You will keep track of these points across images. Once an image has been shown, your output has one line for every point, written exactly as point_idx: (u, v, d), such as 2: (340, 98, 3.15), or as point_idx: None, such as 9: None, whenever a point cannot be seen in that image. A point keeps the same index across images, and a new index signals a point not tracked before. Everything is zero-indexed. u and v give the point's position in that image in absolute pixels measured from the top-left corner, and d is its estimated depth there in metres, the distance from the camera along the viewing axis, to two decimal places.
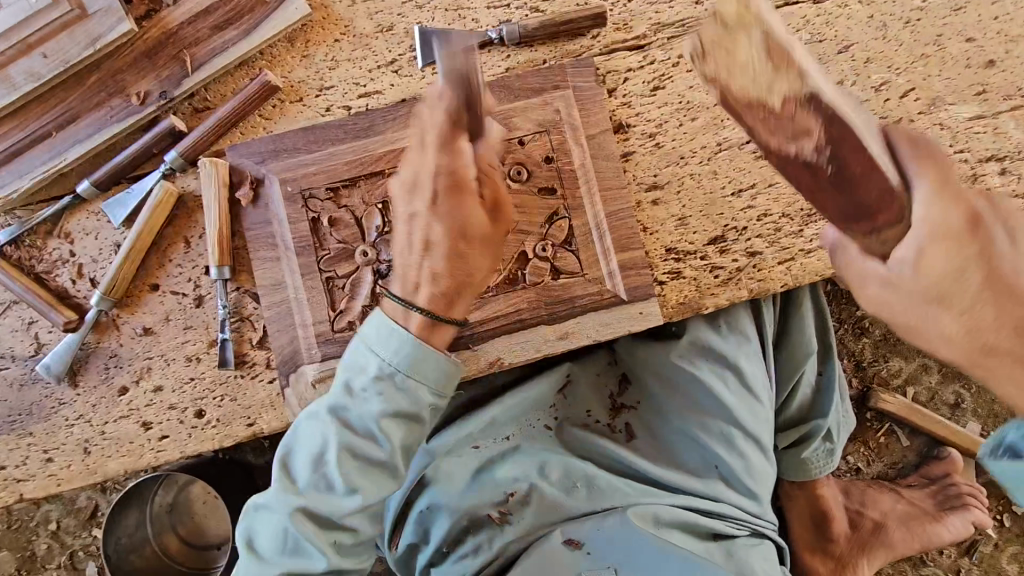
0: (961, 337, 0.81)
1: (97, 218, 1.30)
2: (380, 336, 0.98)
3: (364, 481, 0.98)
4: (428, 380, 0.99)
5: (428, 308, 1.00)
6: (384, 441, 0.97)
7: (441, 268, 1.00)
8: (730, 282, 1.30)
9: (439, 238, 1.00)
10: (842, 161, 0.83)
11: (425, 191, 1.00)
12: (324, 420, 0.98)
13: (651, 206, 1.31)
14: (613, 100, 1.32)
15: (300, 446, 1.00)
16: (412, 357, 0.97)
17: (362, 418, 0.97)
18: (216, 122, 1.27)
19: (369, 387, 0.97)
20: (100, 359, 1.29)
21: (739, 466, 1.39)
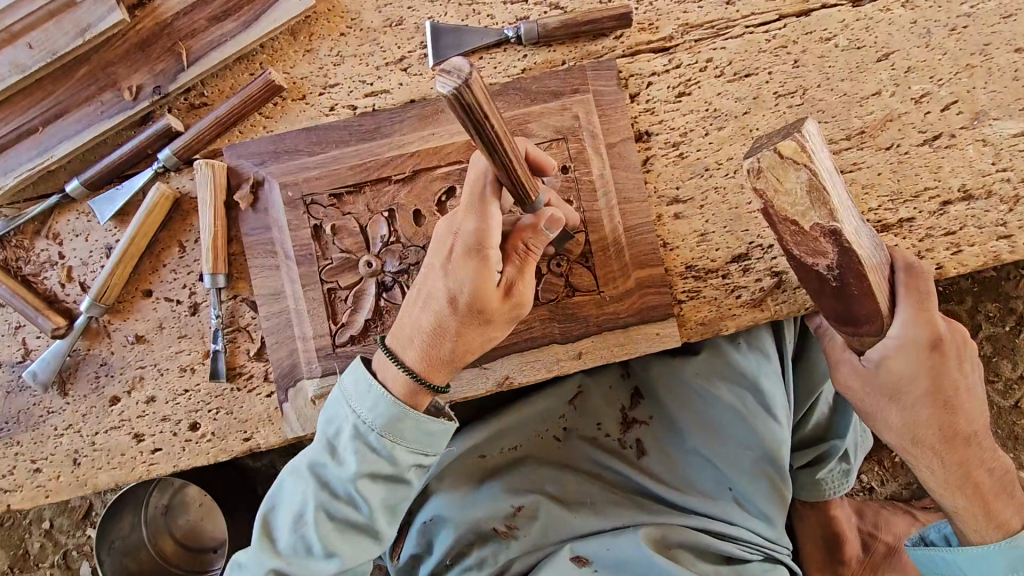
0: (902, 428, 1.07)
1: (87, 218, 1.24)
2: (358, 392, 0.98)
3: (343, 543, 0.99)
4: (407, 441, 0.98)
5: (417, 371, 0.97)
6: (362, 505, 0.98)
7: (436, 332, 0.95)
8: (752, 303, 1.23)
9: (442, 303, 0.94)
10: (843, 281, 0.97)
11: (444, 248, 0.93)
12: (303, 479, 0.99)
13: (673, 221, 1.24)
14: (635, 106, 1.24)
15: (281, 500, 1.02)
16: (388, 417, 0.96)
17: (339, 480, 0.98)
18: (214, 120, 1.20)
19: (348, 447, 0.97)
20: (90, 367, 1.23)
21: (757, 490, 1.34)
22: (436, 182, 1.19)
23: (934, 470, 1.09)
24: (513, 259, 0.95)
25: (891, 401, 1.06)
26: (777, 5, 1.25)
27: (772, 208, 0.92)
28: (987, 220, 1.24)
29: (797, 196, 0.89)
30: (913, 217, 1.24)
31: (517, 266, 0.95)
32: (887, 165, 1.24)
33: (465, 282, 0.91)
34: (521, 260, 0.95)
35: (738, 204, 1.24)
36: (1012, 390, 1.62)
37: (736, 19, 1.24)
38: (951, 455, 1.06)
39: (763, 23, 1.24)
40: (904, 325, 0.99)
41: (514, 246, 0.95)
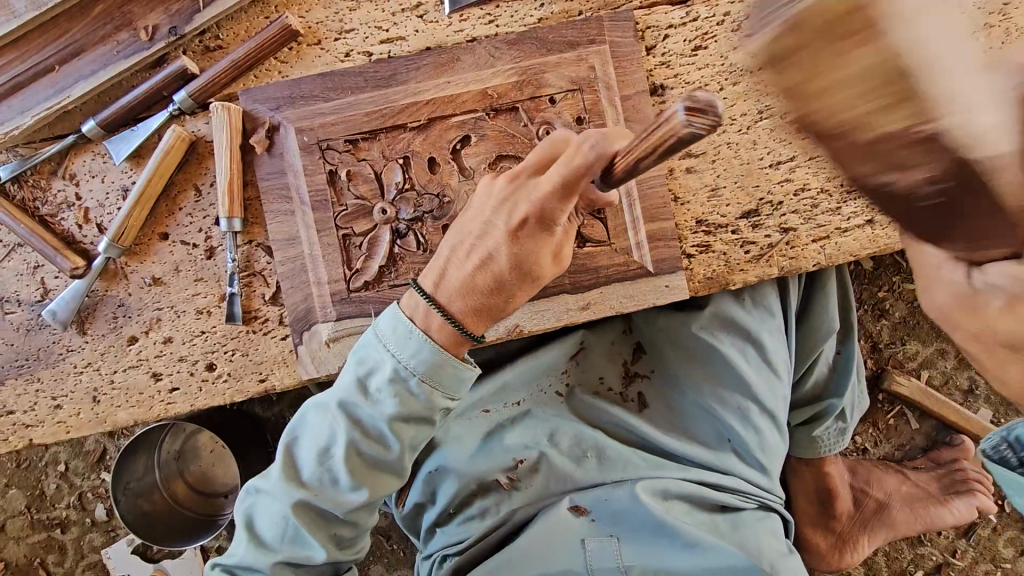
0: None
1: (102, 160, 1.24)
2: (399, 337, 0.99)
3: (369, 477, 1.04)
4: (444, 387, 1.00)
5: (459, 319, 0.98)
6: (391, 444, 1.02)
7: (490, 292, 0.97)
8: (759, 258, 1.25)
9: (502, 266, 0.94)
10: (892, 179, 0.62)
11: (516, 215, 0.92)
12: (333, 414, 1.02)
13: (684, 175, 1.25)
14: (651, 60, 1.24)
15: (305, 432, 1.05)
16: (430, 364, 0.98)
17: (371, 419, 1.01)
18: (230, 63, 1.20)
19: (384, 389, 0.99)
20: (108, 308, 1.25)
21: (754, 441, 1.36)
22: (451, 131, 1.20)
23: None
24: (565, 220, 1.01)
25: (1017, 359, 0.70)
26: None
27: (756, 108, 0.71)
28: None
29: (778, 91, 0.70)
30: None
31: (568, 228, 1.02)
32: None
33: (533, 249, 0.93)
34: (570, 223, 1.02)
35: (750, 159, 1.25)
36: None
37: None
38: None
39: None
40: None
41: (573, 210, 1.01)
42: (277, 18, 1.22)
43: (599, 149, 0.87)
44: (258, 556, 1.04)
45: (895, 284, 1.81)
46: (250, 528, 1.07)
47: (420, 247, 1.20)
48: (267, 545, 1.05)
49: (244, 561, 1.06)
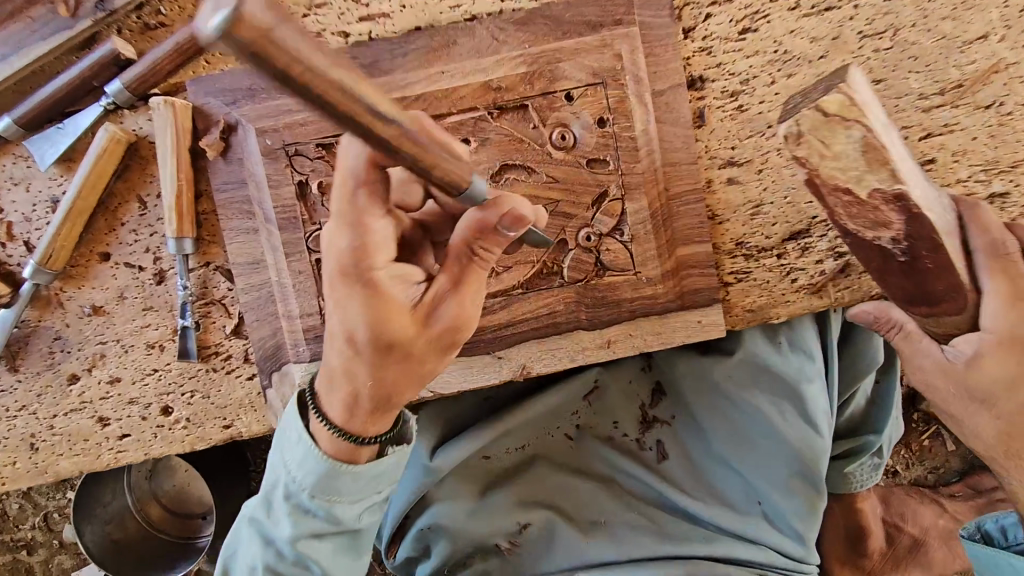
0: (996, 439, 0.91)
1: (25, 165, 1.03)
2: (286, 445, 0.82)
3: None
4: (349, 496, 0.83)
5: (350, 432, 0.80)
6: (313, 566, 0.85)
7: (347, 375, 0.77)
8: (810, 288, 1.07)
9: (342, 343, 0.74)
10: (915, 255, 0.83)
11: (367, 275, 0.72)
12: (250, 537, 0.88)
13: (725, 188, 1.04)
14: (689, 45, 1.02)
15: (234, 555, 0.92)
16: (318, 476, 0.80)
17: (281, 542, 0.85)
18: (174, 47, 0.97)
19: (283, 508, 0.84)
20: (42, 341, 1.06)
21: (785, 505, 1.24)
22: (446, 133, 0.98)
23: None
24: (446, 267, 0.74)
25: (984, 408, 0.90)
26: None
27: (817, 177, 0.78)
28: None
29: (848, 159, 0.76)
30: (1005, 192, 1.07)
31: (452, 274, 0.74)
32: (984, 130, 1.05)
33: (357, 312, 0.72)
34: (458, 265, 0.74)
35: None
36: None
37: None
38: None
39: None
40: (994, 318, 0.85)
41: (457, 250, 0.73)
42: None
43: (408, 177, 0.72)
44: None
45: None
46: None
47: None
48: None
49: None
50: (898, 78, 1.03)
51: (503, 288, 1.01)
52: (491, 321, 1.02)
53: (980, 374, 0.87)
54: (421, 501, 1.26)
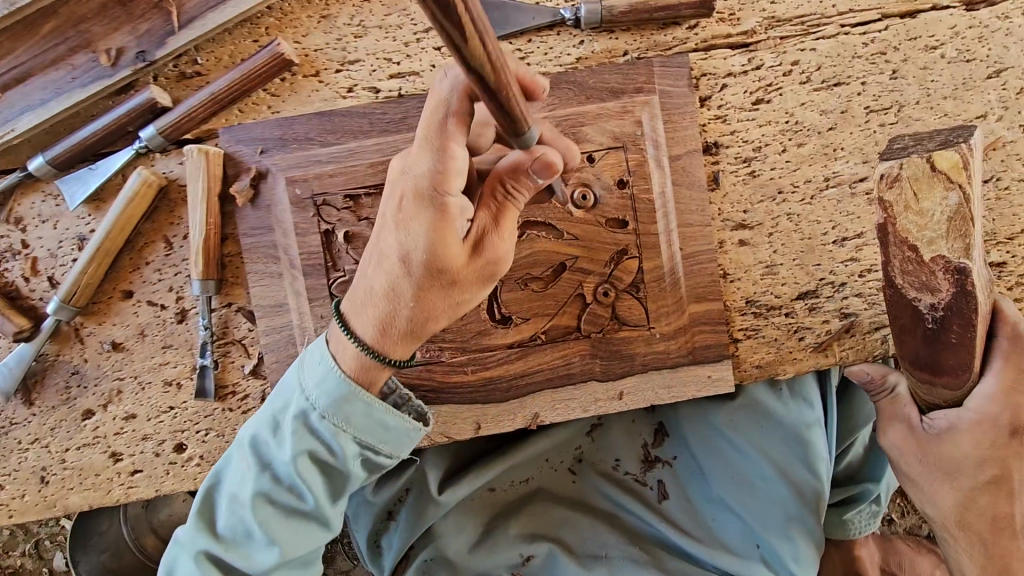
0: (951, 509, 1.00)
1: (55, 203, 1.05)
2: (308, 362, 0.83)
3: (283, 533, 0.85)
4: (359, 427, 0.83)
5: (368, 341, 0.80)
6: (308, 489, 0.84)
7: (391, 296, 0.77)
8: (816, 347, 1.10)
9: (395, 263, 0.75)
10: (947, 326, 0.83)
11: (396, 195, 0.75)
12: (245, 457, 0.86)
13: (736, 249, 1.08)
14: (705, 113, 1.07)
15: (223, 472, 0.89)
16: (337, 393, 0.81)
17: (280, 458, 0.84)
18: (211, 96, 1.00)
19: (286, 427, 0.83)
20: (60, 376, 1.07)
21: (786, 551, 1.19)
22: None
23: (967, 556, 1.02)
24: (487, 205, 0.76)
25: (945, 481, 0.99)
26: (880, 2, 1.06)
27: (891, 224, 0.79)
28: None
29: (931, 218, 0.77)
30: (1003, 261, 1.10)
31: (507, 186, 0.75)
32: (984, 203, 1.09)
33: (417, 235, 0.73)
34: (499, 203, 0.76)
35: (813, 233, 1.09)
36: None
37: (831, 15, 1.06)
38: (995, 547, 0.99)
39: (862, 23, 1.06)
40: (988, 402, 0.92)
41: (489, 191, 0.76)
42: (269, 43, 1.03)
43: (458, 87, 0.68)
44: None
45: None
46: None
47: None
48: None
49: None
50: None
51: (520, 339, 1.03)
52: (509, 370, 1.04)
53: (950, 447, 0.96)
54: (426, 533, 1.26)
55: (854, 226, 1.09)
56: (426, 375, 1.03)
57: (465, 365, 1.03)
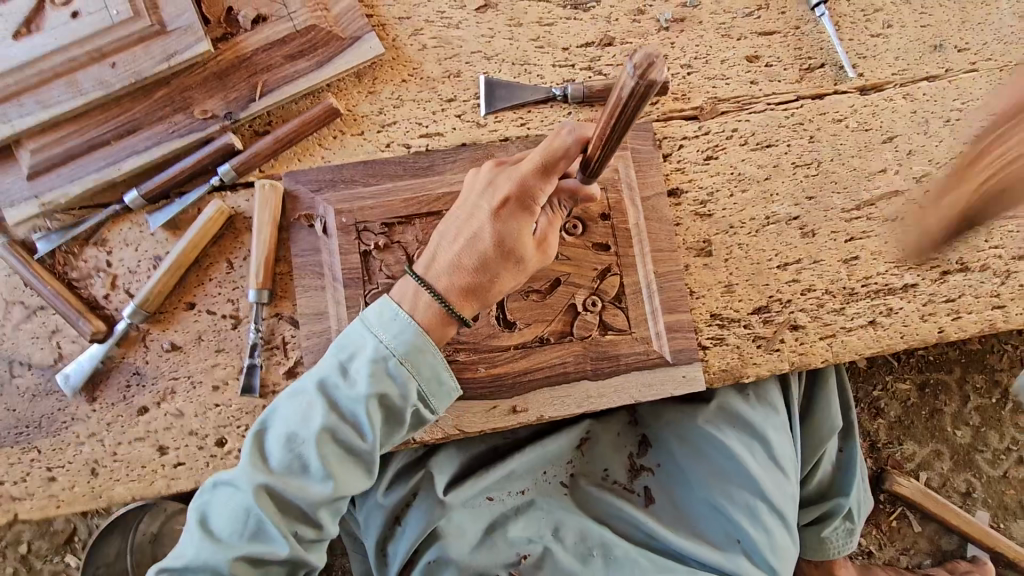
0: None
1: (139, 229, 1.27)
2: (382, 321, 1.06)
3: (335, 468, 1.03)
4: (420, 377, 1.06)
5: (450, 301, 1.07)
6: (367, 429, 1.03)
7: (478, 268, 1.06)
8: (771, 353, 1.31)
9: (488, 242, 1.05)
10: None
11: (498, 195, 1.06)
12: (310, 399, 1.04)
13: (699, 271, 1.32)
14: (668, 165, 1.35)
15: (277, 418, 1.05)
16: (410, 346, 1.05)
17: (347, 400, 1.03)
18: (275, 139, 1.27)
19: (362, 369, 1.03)
20: (122, 376, 1.23)
21: (763, 541, 1.34)
22: None
23: None
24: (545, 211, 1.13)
25: None
26: (796, 87, 1.40)
27: None
28: (982, 291, 1.36)
29: None
30: (916, 283, 1.35)
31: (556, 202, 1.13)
32: (893, 236, 1.36)
33: (513, 226, 1.05)
34: (552, 212, 1.14)
35: (761, 260, 1.34)
36: (999, 460, 1.87)
37: (759, 96, 1.39)
38: None
39: (783, 102, 1.39)
40: None
41: (552, 200, 1.14)
42: (319, 100, 1.32)
43: (579, 138, 1.02)
44: (216, 551, 0.99)
45: (889, 383, 1.90)
46: (204, 523, 1.03)
47: None
48: (225, 539, 1.01)
49: (195, 562, 1.00)
50: (824, 196, 1.36)
51: (523, 341, 1.23)
52: (515, 367, 1.22)
53: None
54: (431, 533, 1.37)
55: (793, 254, 1.34)
56: None
57: (477, 364, 1.22)
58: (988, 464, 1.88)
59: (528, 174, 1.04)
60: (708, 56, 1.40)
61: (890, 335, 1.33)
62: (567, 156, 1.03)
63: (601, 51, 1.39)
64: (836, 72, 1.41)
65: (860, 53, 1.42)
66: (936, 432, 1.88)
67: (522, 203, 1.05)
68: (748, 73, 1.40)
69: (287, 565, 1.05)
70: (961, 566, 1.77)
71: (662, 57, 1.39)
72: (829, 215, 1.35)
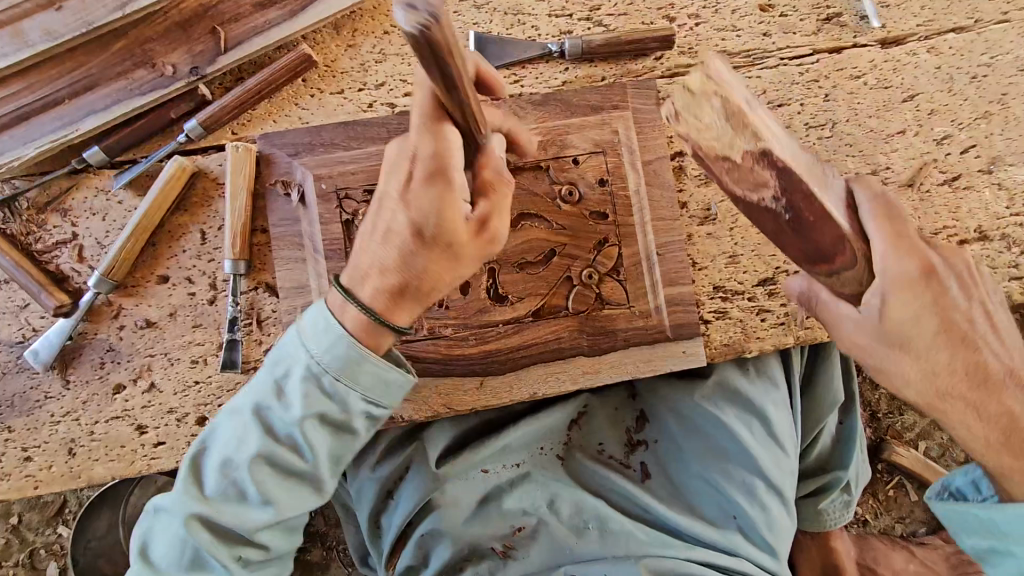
0: (922, 380, 0.87)
1: (105, 197, 1.19)
2: (313, 334, 0.95)
3: (277, 492, 0.97)
4: (361, 392, 0.96)
5: (378, 309, 0.93)
6: (306, 451, 0.97)
7: (401, 268, 0.91)
8: (776, 327, 1.25)
9: (407, 238, 0.89)
10: None
11: (405, 177, 0.89)
12: (247, 420, 0.97)
13: (703, 241, 1.25)
14: (671, 127, 1.26)
15: (215, 440, 0.99)
16: (343, 363, 0.94)
17: (285, 421, 0.95)
18: (246, 94, 1.17)
19: (297, 387, 0.94)
20: (95, 352, 1.17)
21: (761, 519, 1.32)
22: None
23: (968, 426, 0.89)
24: (486, 195, 0.90)
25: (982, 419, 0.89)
26: (812, 40, 1.29)
27: None
28: (1001, 260, 1.28)
29: None
30: None
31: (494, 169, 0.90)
32: (910, 203, 1.27)
33: (430, 211, 0.87)
34: (496, 192, 0.90)
35: None
36: None
37: (771, 50, 1.28)
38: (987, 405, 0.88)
39: (798, 56, 1.28)
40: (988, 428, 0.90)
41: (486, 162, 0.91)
42: (292, 50, 1.21)
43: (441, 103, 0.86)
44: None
45: None
46: (143, 552, 0.99)
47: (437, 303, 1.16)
48: (163, 570, 0.97)
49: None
50: (838, 159, 1.27)
51: (516, 316, 1.17)
52: (507, 342, 1.16)
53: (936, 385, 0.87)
54: (425, 506, 1.35)
55: None
56: (432, 347, 1.15)
57: (467, 339, 1.16)
58: None
59: (422, 145, 0.86)
60: (717, 5, 1.29)
61: None
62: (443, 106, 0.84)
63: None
64: (857, 23, 1.30)
65: (883, 1, 1.30)
66: None
67: (426, 176, 0.87)
68: (761, 24, 1.29)
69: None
70: None
71: (668, 6, 1.28)
72: None
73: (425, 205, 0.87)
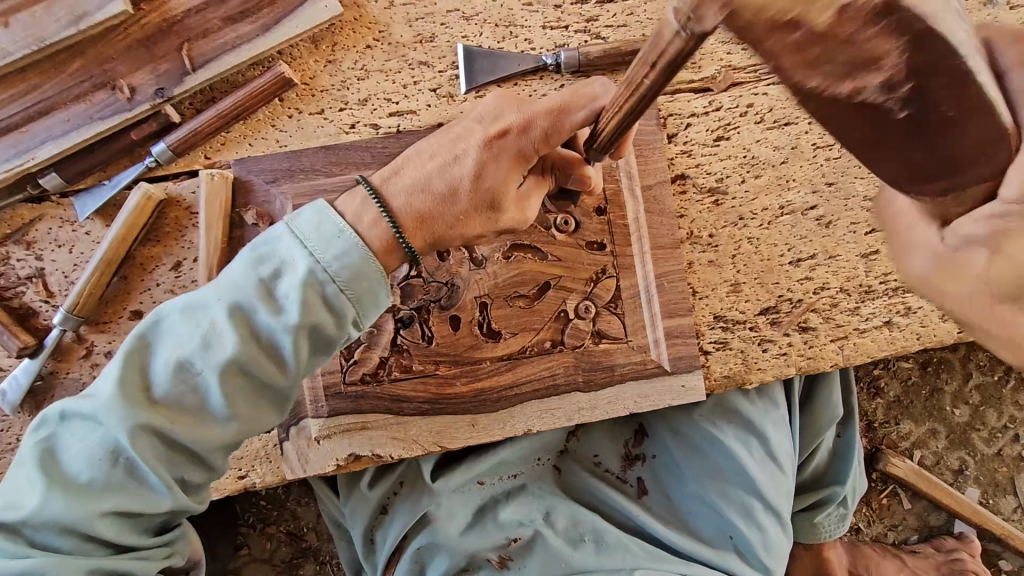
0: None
1: (71, 228, 1.12)
2: (320, 232, 0.80)
3: (241, 408, 0.81)
4: (361, 308, 0.83)
5: (401, 224, 0.83)
6: (288, 364, 0.81)
7: (442, 198, 0.85)
8: (777, 357, 1.21)
9: (465, 172, 0.85)
10: None
11: (498, 122, 0.86)
12: (218, 322, 0.78)
13: (703, 268, 1.20)
14: (672, 148, 1.19)
15: (164, 337, 0.80)
16: (354, 272, 0.80)
17: (269, 328, 0.79)
18: (217, 116, 1.09)
19: (293, 293, 0.78)
20: (66, 392, 1.12)
21: (758, 542, 1.31)
22: None
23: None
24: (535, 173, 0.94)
25: None
26: None
27: None
28: None
29: None
30: None
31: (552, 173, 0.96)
32: None
33: (498, 166, 0.85)
34: (540, 176, 0.95)
35: (771, 255, 1.21)
36: (996, 438, 1.84)
37: None
38: None
39: None
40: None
41: (545, 161, 0.94)
42: (269, 67, 1.12)
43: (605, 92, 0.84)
44: (73, 506, 0.75)
45: (890, 362, 1.83)
46: (51, 463, 0.77)
47: (426, 339, 1.11)
48: (84, 488, 0.77)
49: (38, 518, 0.75)
50: (845, 182, 1.22)
51: (509, 352, 1.12)
52: (500, 380, 1.12)
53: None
54: (420, 521, 1.32)
55: (806, 248, 1.22)
56: (422, 386, 1.11)
57: (457, 377, 1.11)
58: (983, 443, 1.85)
59: (537, 119, 0.84)
60: None
61: (905, 336, 1.23)
62: (586, 107, 0.84)
63: (599, 9, 1.19)
64: None
65: None
66: (934, 410, 1.84)
67: (519, 145, 0.85)
68: None
69: (165, 514, 0.84)
70: (948, 544, 1.77)
71: None
72: (849, 204, 1.22)
73: (495, 166, 0.85)
